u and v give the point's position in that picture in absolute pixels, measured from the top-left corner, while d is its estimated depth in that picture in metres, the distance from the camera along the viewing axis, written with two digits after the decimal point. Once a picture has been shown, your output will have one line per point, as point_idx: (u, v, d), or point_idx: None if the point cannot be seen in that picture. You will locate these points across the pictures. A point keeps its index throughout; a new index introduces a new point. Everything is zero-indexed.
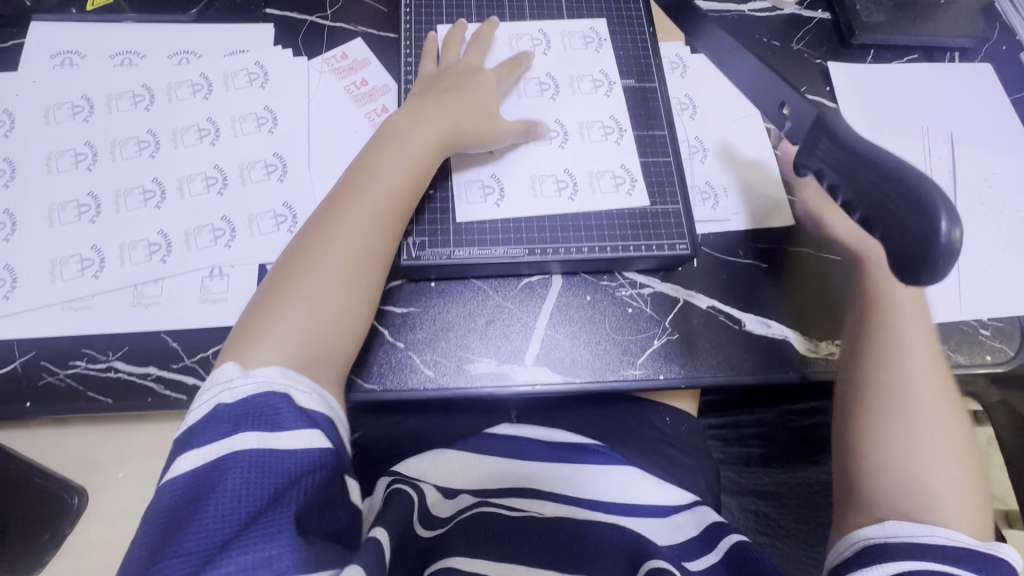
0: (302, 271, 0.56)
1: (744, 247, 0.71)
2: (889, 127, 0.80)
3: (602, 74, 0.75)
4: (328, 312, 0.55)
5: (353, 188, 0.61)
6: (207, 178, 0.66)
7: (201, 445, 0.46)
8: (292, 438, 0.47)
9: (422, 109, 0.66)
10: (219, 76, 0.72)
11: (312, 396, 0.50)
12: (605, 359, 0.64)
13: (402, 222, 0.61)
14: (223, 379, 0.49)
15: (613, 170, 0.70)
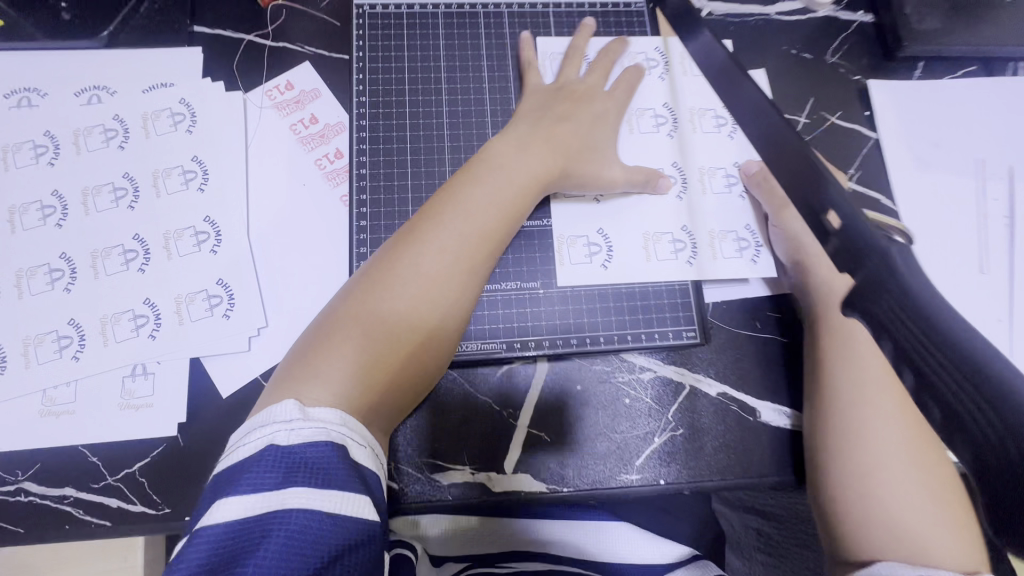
0: (364, 318, 0.46)
1: (763, 318, 0.60)
2: (937, 159, 0.68)
3: (665, 109, 0.63)
4: (365, 373, 0.44)
5: (431, 214, 0.51)
6: (126, 251, 0.56)
7: (241, 493, 0.36)
8: (339, 501, 0.37)
9: (536, 133, 0.56)
10: (137, 119, 0.60)
11: (368, 451, 0.41)
12: (598, 463, 0.56)
13: (478, 268, 0.51)
14: (279, 419, 0.40)
15: (674, 233, 0.60)
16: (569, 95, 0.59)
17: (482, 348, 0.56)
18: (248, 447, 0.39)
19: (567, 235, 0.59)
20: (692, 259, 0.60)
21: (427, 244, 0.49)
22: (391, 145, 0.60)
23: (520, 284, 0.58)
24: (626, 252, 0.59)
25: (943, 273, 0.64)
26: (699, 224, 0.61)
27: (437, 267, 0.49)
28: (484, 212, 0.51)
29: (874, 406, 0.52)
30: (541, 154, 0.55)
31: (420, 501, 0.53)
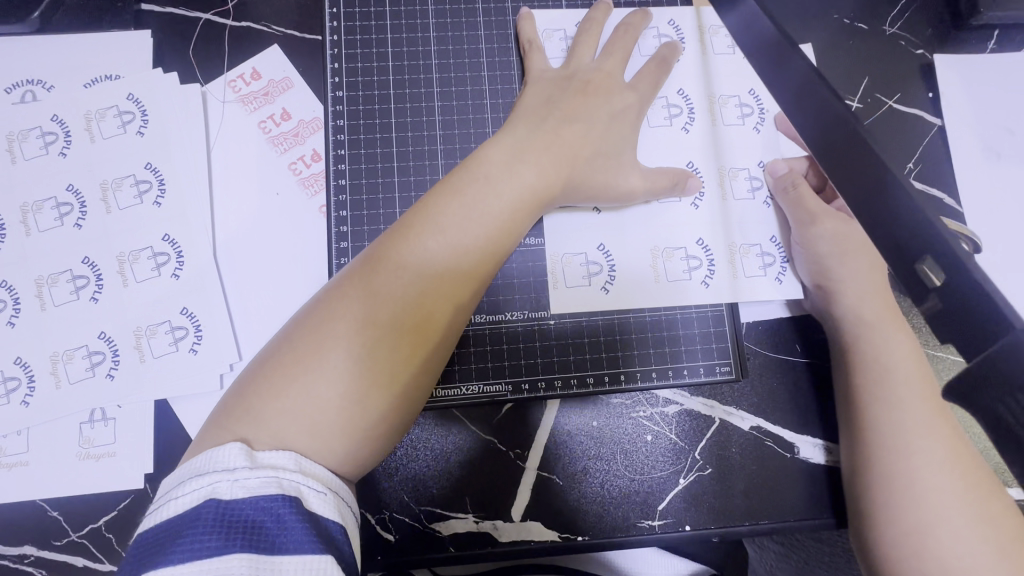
0: (322, 352, 0.38)
1: (804, 341, 0.52)
2: (1009, 149, 0.58)
3: (680, 96, 0.54)
4: (318, 424, 0.37)
5: (406, 230, 0.43)
6: (75, 277, 0.49)
7: (173, 560, 0.30)
8: (293, 565, 0.31)
9: (540, 135, 0.48)
10: (79, 120, 0.51)
11: (327, 498, 0.35)
12: (615, 508, 0.50)
13: (460, 283, 0.43)
14: (221, 467, 0.33)
15: (687, 249, 0.52)
16: (576, 86, 0.50)
17: (484, 391, 0.50)
18: (181, 502, 0.32)
19: (562, 253, 0.51)
20: (710, 279, 0.52)
21: (398, 265, 0.42)
22: (374, 148, 0.51)
23: (526, 314, 0.51)
24: (631, 271, 0.51)
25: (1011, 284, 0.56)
26: (720, 237, 0.52)
27: (408, 296, 0.41)
28: (467, 230, 0.44)
29: (915, 438, 0.42)
30: (539, 161, 0.46)
31: (416, 551, 0.48)
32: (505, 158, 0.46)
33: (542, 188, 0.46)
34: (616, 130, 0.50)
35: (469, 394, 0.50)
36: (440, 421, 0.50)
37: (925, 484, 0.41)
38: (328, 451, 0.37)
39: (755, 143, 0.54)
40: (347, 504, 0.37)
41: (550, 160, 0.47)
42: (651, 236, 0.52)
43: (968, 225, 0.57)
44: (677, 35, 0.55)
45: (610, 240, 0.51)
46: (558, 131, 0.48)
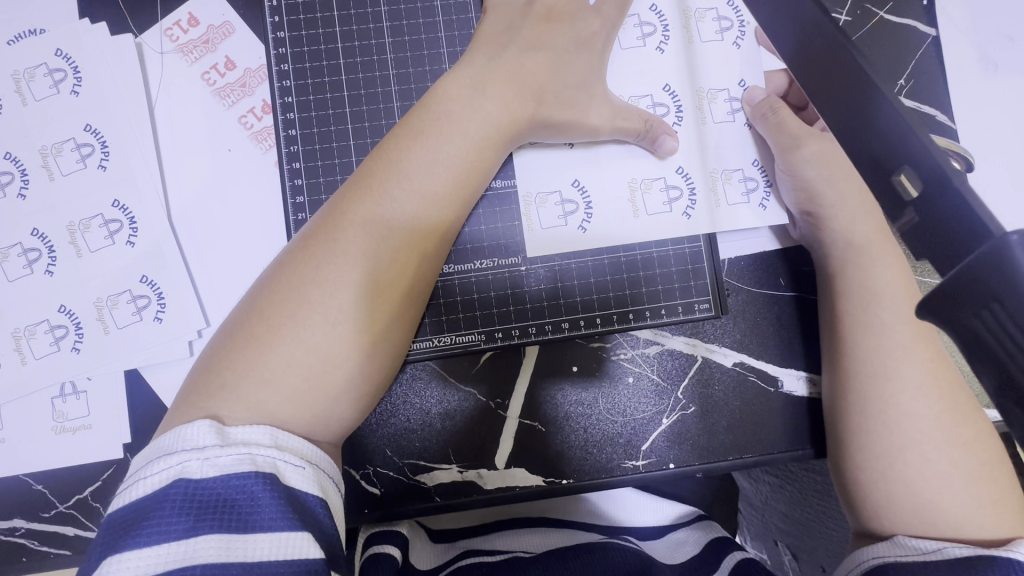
0: (293, 313, 0.37)
1: (788, 273, 0.51)
2: (1008, 59, 0.55)
3: (653, 14, 0.50)
4: (295, 387, 0.36)
5: (368, 178, 0.41)
6: (25, 250, 0.47)
7: (143, 544, 0.29)
8: (268, 545, 0.30)
9: (499, 66, 0.44)
10: (7, 81, 0.48)
11: (307, 472, 0.34)
12: (602, 450, 0.50)
13: (430, 235, 0.41)
14: (190, 447, 0.32)
15: (666, 178, 0.49)
16: (536, 11, 0.46)
17: (459, 341, 0.49)
18: (148, 484, 0.31)
19: (533, 193, 0.49)
20: (691, 209, 0.49)
21: (364, 216, 0.39)
22: (324, 94, 0.48)
23: (496, 262, 0.49)
24: (607, 207, 0.49)
25: (999, 204, 0.54)
26: (699, 166, 0.50)
27: (379, 248, 0.39)
28: (434, 174, 0.41)
29: (893, 362, 0.42)
30: (503, 94, 0.43)
31: (404, 502, 0.49)
32: (467, 93, 0.43)
33: (510, 123, 0.44)
34: (583, 57, 0.46)
35: (442, 346, 0.49)
36: (421, 379, 0.49)
37: (902, 409, 0.40)
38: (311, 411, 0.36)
39: (735, 64, 0.50)
40: (330, 475, 0.36)
41: (515, 93, 0.44)
42: (627, 171, 0.49)
43: (962, 143, 0.54)
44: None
45: (583, 175, 0.49)
46: (522, 59, 0.45)
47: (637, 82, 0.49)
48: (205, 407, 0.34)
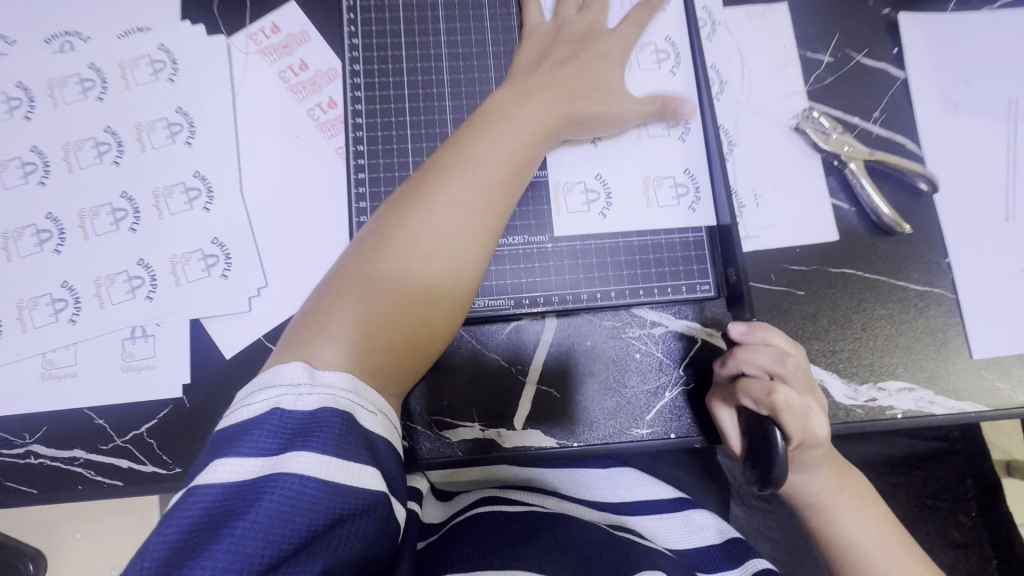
0: (391, 279, 0.44)
1: (778, 270, 0.59)
2: (966, 100, 0.64)
3: (668, 43, 0.59)
4: (386, 340, 0.43)
5: (444, 167, 0.48)
6: (114, 210, 0.54)
7: (242, 455, 0.35)
8: (343, 471, 0.35)
9: (540, 77, 0.53)
10: (115, 67, 0.56)
11: (377, 418, 0.39)
12: (614, 419, 0.55)
13: (496, 218, 0.49)
14: (286, 382, 0.38)
15: (674, 177, 0.57)
16: (569, 37, 0.55)
17: (488, 306, 0.55)
18: (252, 408, 0.37)
19: (563, 183, 0.56)
20: (695, 205, 0.57)
21: (447, 201, 0.47)
22: (387, 92, 0.56)
23: (525, 239, 0.56)
24: (626, 196, 0.56)
25: (962, 221, 0.62)
26: (706, 166, 0.57)
27: (455, 224, 0.47)
28: (494, 163, 0.49)
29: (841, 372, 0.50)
30: (553, 99, 0.52)
31: (431, 456, 0.54)
32: (519, 97, 0.52)
33: (557, 119, 0.52)
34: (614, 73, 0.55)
35: (474, 311, 0.55)
36: (452, 339, 0.55)
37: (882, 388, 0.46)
38: (397, 357, 0.44)
39: (732, 113, 0.62)
40: (393, 425, 0.41)
41: (559, 99, 0.52)
42: (642, 168, 0.57)
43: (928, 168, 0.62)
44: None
45: (605, 170, 0.57)
46: (563, 72, 0.53)
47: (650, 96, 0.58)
48: (308, 348, 0.41)
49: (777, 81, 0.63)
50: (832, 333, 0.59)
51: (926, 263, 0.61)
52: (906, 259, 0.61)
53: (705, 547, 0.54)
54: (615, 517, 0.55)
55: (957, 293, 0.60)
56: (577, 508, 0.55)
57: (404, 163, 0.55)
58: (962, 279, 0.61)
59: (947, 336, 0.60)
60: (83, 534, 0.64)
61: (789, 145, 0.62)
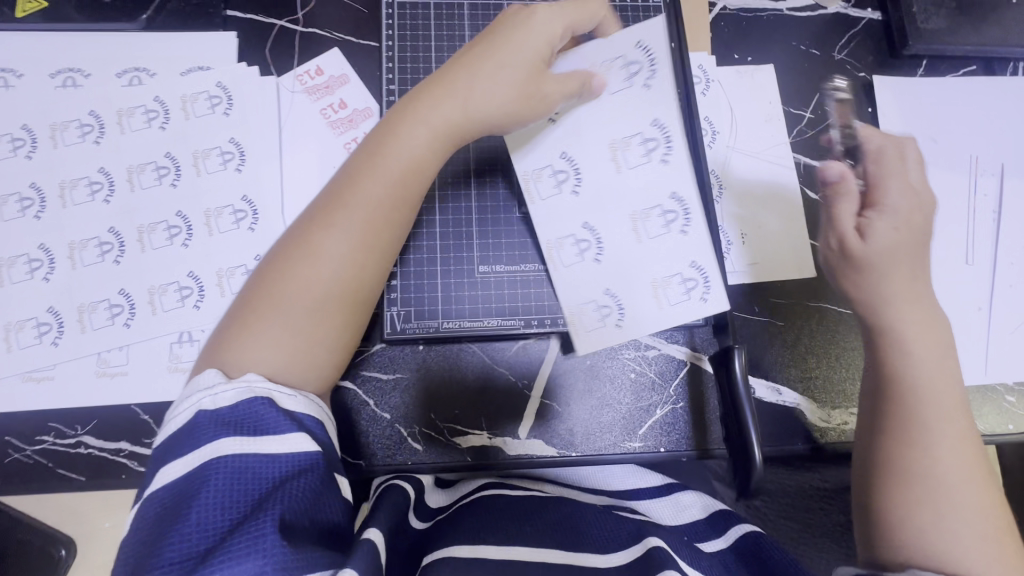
0: (312, 257, 0.47)
1: (761, 302, 0.66)
2: (933, 155, 0.71)
3: (656, 128, 0.57)
4: (312, 318, 0.46)
5: (376, 149, 0.50)
6: (169, 226, 0.60)
7: (179, 456, 0.39)
8: (276, 442, 0.40)
9: (449, 77, 0.52)
10: (176, 100, 0.62)
11: (298, 399, 0.44)
12: (609, 432, 0.61)
13: (394, 224, 0.49)
14: (202, 387, 0.42)
15: (681, 272, 0.58)
16: (523, 12, 0.54)
17: (500, 326, 0.61)
18: (178, 418, 0.41)
19: (553, 238, 0.60)
20: (706, 295, 0.58)
21: (369, 183, 0.49)
22: None
23: (535, 267, 0.63)
24: (632, 295, 0.59)
25: (928, 265, 0.68)
26: (712, 258, 0.58)
27: (374, 206, 0.48)
28: (393, 170, 0.49)
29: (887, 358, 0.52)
30: (497, 82, 0.52)
31: (439, 458, 0.60)
32: (434, 91, 0.52)
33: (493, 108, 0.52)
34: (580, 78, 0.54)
35: (486, 329, 0.61)
36: (466, 354, 0.61)
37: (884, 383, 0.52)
38: (328, 330, 0.47)
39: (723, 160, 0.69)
40: (320, 405, 0.46)
41: (492, 81, 0.52)
42: (646, 270, 0.59)
43: None
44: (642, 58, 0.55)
45: (593, 219, 0.59)
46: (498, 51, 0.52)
47: (649, 199, 0.58)
48: (249, 326, 0.46)
49: (765, 133, 0.70)
50: (809, 360, 0.65)
51: None
52: None
53: (691, 522, 0.56)
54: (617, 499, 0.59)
55: None
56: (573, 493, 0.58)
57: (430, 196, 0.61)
58: None
59: None
60: (110, 523, 0.68)
61: (775, 190, 0.69)
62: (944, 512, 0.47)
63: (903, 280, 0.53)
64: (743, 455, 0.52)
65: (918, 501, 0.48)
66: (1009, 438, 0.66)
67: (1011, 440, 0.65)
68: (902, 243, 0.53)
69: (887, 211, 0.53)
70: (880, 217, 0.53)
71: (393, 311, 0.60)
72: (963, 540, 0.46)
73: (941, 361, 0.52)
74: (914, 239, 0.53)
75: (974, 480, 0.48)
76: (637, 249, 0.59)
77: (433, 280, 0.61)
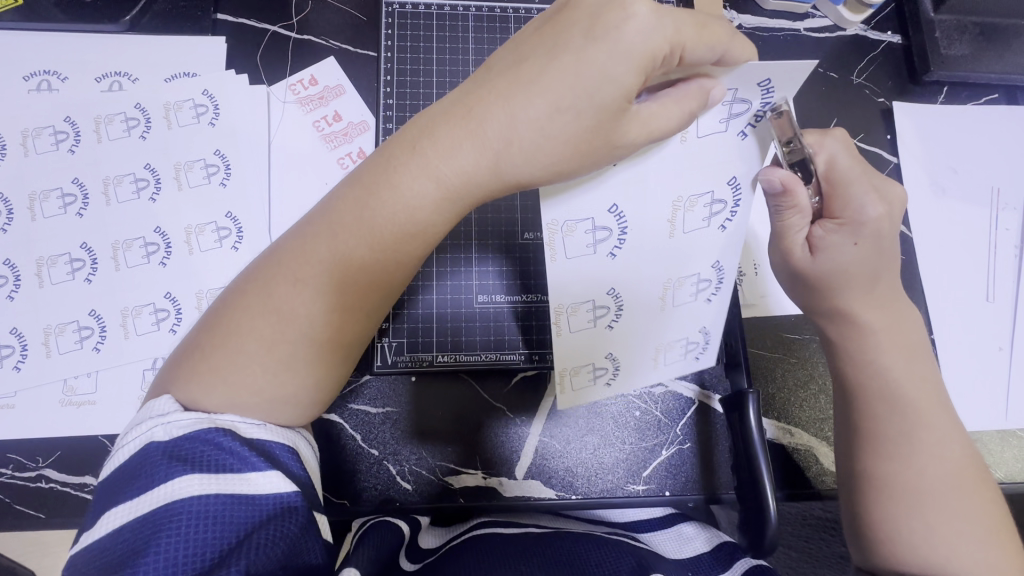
0: (282, 306, 0.39)
1: (773, 337, 0.62)
2: (953, 186, 0.68)
3: (730, 187, 0.40)
4: (277, 376, 0.39)
5: (372, 185, 0.40)
6: (146, 243, 0.56)
7: (128, 497, 0.34)
8: (242, 482, 0.35)
9: (476, 98, 0.40)
10: (159, 109, 0.58)
11: (265, 429, 0.39)
12: (612, 474, 0.57)
13: (383, 285, 0.41)
14: (155, 414, 0.37)
15: (687, 337, 0.46)
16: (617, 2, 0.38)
17: (499, 359, 0.58)
18: (127, 448, 0.36)
19: (566, 303, 0.43)
20: (701, 354, 0.47)
21: (353, 233, 0.40)
22: None
23: (536, 298, 0.59)
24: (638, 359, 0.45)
25: (946, 300, 0.65)
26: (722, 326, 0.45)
27: (352, 261, 0.40)
28: (391, 218, 0.40)
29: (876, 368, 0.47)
30: (534, 116, 0.39)
31: (431, 499, 0.56)
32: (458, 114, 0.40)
33: (519, 154, 0.40)
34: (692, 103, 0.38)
35: (483, 361, 0.58)
36: (464, 388, 0.58)
37: (871, 401, 0.47)
38: (290, 386, 0.40)
39: None
40: (294, 431, 0.41)
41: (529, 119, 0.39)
42: (653, 336, 0.45)
43: (917, 248, 0.67)
44: (753, 98, 0.37)
45: (621, 283, 0.43)
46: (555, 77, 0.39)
47: (684, 260, 0.43)
48: (214, 363, 0.39)
49: None
50: (821, 400, 0.61)
51: None
52: None
53: (694, 556, 0.49)
54: (619, 529, 0.53)
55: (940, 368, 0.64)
56: (577, 526, 0.54)
57: None
58: (945, 355, 0.64)
59: None
60: None
61: None
62: (932, 526, 0.44)
63: (874, 292, 0.47)
64: (756, 499, 0.49)
65: (900, 517, 0.45)
66: None
67: None
68: (864, 260, 0.45)
69: (848, 226, 0.45)
70: (839, 231, 0.45)
71: (385, 343, 0.57)
72: (958, 554, 0.43)
73: (920, 372, 0.47)
74: (876, 254, 0.45)
75: (966, 488, 0.45)
76: (657, 317, 0.45)
77: (429, 310, 0.58)
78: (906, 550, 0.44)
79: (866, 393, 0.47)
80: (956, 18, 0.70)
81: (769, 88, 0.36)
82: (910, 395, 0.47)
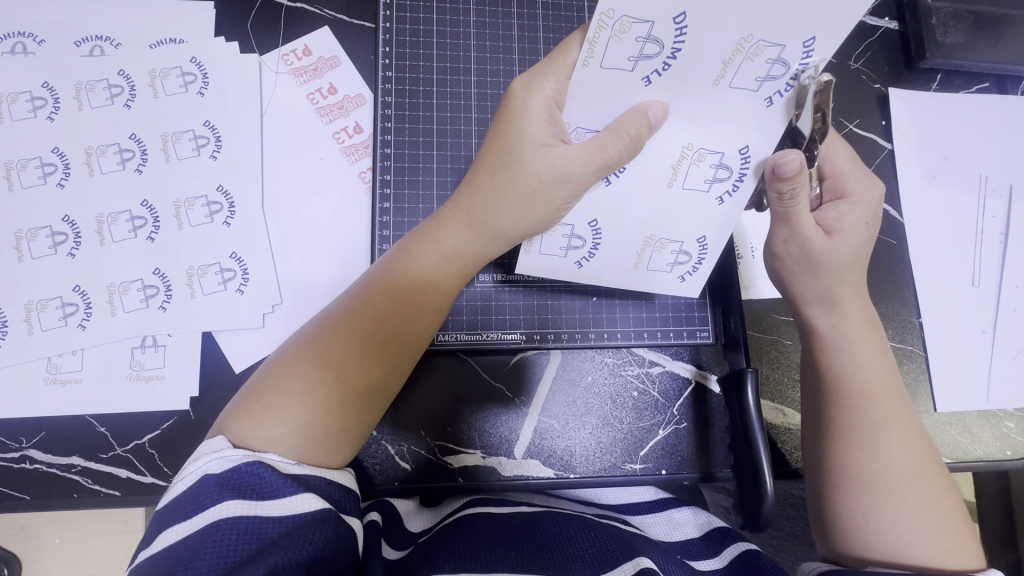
0: (329, 360, 0.43)
1: (770, 320, 0.61)
2: (943, 173, 0.70)
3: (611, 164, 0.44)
4: (326, 422, 0.42)
5: (410, 252, 0.47)
6: (133, 217, 0.54)
7: (178, 523, 0.37)
8: (278, 506, 0.38)
9: (490, 166, 0.46)
10: (144, 76, 0.56)
11: (302, 466, 0.41)
12: (609, 453, 0.58)
13: (420, 335, 0.46)
14: (208, 450, 0.40)
15: (683, 243, 0.49)
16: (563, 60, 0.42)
17: (500, 339, 0.58)
18: (184, 481, 0.39)
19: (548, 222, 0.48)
20: (688, 274, 0.51)
21: (390, 295, 0.45)
22: (416, 123, 0.57)
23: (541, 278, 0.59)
24: (622, 258, 0.50)
25: (933, 286, 0.67)
26: (723, 239, 0.47)
27: (389, 319, 0.45)
28: (433, 275, 0.46)
29: (846, 350, 0.49)
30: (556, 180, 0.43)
31: (429, 478, 0.56)
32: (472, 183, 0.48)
33: (519, 224, 0.46)
34: (632, 129, 0.39)
35: (485, 341, 0.58)
36: (464, 366, 0.58)
37: (845, 386, 0.49)
38: (332, 428, 0.42)
39: None
40: (305, 442, 0.42)
41: (524, 198, 0.45)
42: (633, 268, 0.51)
43: (907, 234, 0.68)
44: (666, 39, 0.35)
45: (602, 217, 0.47)
46: (554, 175, 0.43)
47: (673, 222, 0.47)
48: (257, 413, 0.42)
49: None
50: None
51: (901, 321, 0.66)
52: (884, 318, 0.66)
53: (684, 540, 0.52)
54: (608, 513, 0.55)
55: (926, 351, 0.66)
56: (567, 506, 0.55)
57: (429, 195, 0.56)
58: (929, 338, 0.66)
59: (916, 390, 0.65)
60: (61, 539, 0.65)
61: None
62: (903, 522, 0.45)
63: (848, 285, 0.49)
64: (753, 485, 0.50)
65: (873, 505, 0.46)
66: (1006, 464, 0.65)
67: (1008, 466, 0.65)
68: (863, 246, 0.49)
69: (860, 205, 0.49)
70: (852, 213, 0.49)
71: None
72: (920, 544, 0.44)
73: (882, 359, 0.50)
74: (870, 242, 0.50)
75: (924, 473, 0.47)
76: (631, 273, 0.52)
77: None
78: (864, 528, 0.45)
79: (842, 382, 0.49)
80: (952, 6, 0.70)
81: (682, 25, 0.35)
82: (873, 379, 0.49)
